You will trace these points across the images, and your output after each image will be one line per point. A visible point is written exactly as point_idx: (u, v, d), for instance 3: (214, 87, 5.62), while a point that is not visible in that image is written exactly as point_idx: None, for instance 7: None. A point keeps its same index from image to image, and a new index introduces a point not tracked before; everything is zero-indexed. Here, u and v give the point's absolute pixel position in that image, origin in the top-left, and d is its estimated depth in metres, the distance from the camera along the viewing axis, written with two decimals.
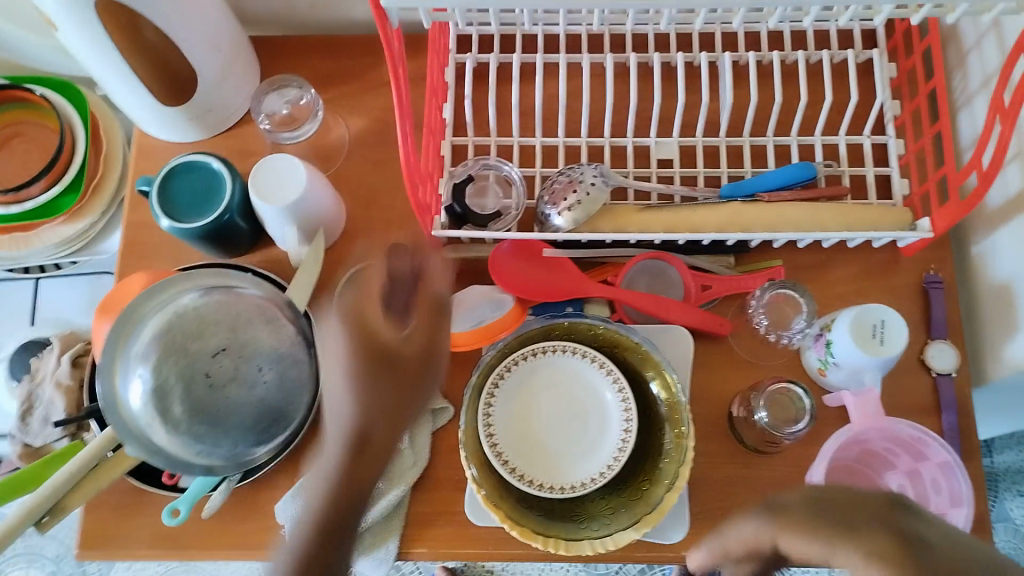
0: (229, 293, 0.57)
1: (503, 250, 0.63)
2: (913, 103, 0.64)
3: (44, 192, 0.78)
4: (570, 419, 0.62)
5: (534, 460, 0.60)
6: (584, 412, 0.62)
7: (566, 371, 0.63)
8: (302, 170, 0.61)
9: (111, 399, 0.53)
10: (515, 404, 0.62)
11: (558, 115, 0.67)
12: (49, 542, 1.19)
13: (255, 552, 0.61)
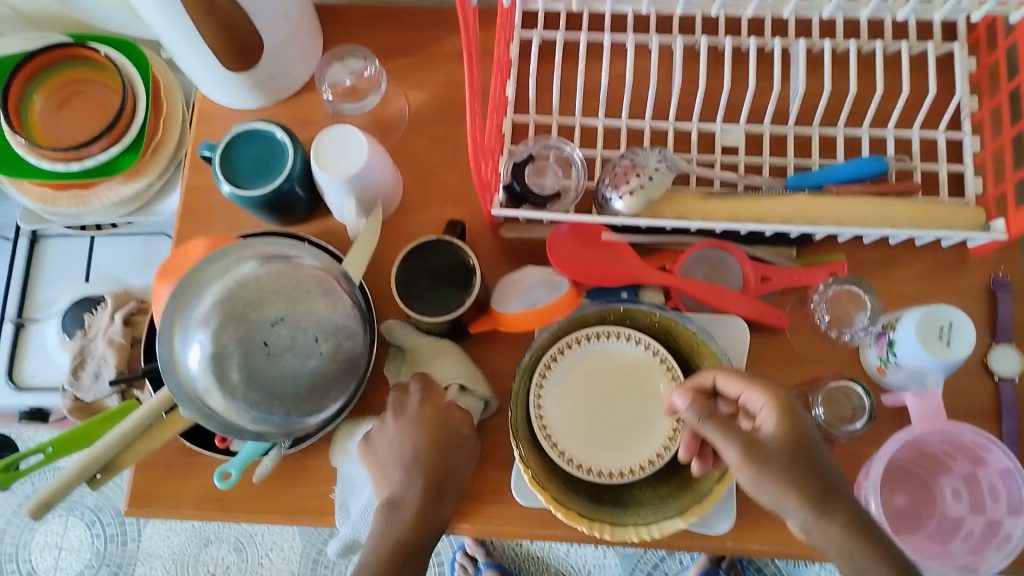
0: (288, 261, 0.57)
1: (561, 232, 0.62)
2: (993, 100, 0.62)
3: (104, 150, 0.77)
4: (614, 397, 0.61)
5: (583, 444, 0.60)
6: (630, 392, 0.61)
7: (618, 356, 0.62)
8: (364, 142, 0.60)
9: (170, 361, 0.54)
10: (566, 387, 0.62)
11: (624, 96, 0.66)
12: (91, 490, 1.22)
13: (302, 519, 0.62)
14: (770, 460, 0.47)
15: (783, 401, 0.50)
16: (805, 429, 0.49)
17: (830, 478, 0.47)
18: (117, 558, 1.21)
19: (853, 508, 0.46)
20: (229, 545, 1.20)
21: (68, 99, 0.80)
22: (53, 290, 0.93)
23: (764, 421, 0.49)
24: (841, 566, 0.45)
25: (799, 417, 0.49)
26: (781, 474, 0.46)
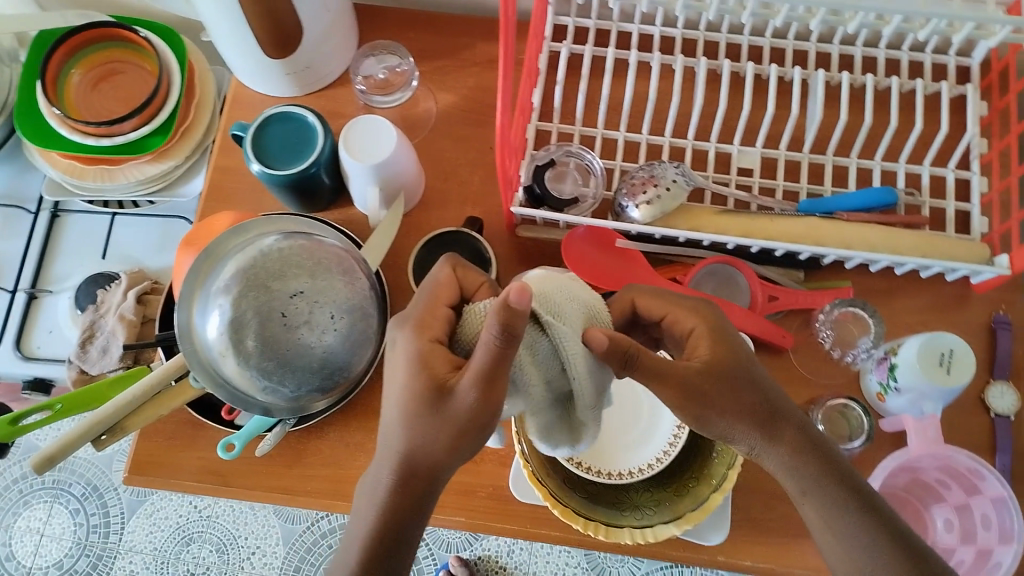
0: (311, 239, 0.59)
1: (578, 234, 0.64)
2: (1002, 143, 0.64)
3: (134, 129, 0.80)
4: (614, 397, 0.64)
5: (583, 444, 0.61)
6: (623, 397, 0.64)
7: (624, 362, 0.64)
8: (393, 132, 0.62)
9: (188, 328, 0.55)
10: None
11: (646, 113, 0.68)
12: (78, 479, 1.22)
13: (299, 498, 0.63)
14: (706, 399, 0.47)
15: (713, 326, 0.49)
16: (732, 353, 0.48)
17: (773, 401, 0.49)
18: (98, 548, 1.20)
19: (799, 428, 0.49)
20: (212, 545, 1.19)
21: (102, 79, 0.83)
22: (68, 265, 0.94)
23: (695, 350, 0.48)
24: (793, 489, 0.49)
25: (728, 346, 0.48)
26: (727, 406, 0.47)
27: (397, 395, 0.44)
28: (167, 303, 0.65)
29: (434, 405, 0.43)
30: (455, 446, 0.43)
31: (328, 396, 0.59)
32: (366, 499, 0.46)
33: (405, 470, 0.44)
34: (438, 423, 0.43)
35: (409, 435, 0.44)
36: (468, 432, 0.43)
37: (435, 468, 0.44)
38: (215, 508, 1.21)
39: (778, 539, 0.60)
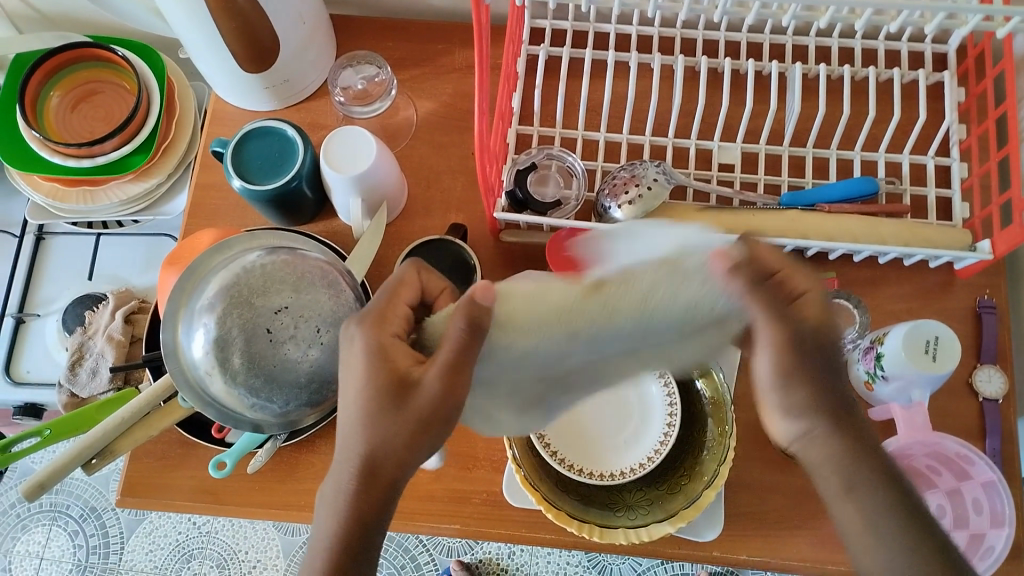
0: (292, 253, 0.59)
1: (562, 237, 0.63)
2: (979, 128, 0.64)
3: (116, 149, 0.80)
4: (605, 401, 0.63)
5: (576, 447, 0.61)
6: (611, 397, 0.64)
7: None
8: (371, 143, 0.62)
9: (173, 348, 0.56)
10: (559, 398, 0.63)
11: (625, 112, 0.68)
12: (76, 500, 1.22)
13: (293, 513, 0.63)
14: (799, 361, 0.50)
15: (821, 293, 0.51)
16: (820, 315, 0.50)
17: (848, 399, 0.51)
18: (98, 569, 1.19)
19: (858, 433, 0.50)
20: (213, 561, 1.19)
21: (81, 99, 0.83)
22: (54, 287, 0.94)
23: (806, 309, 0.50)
24: (837, 485, 0.50)
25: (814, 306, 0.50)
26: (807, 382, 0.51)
27: (355, 391, 0.45)
28: (153, 324, 0.64)
29: (397, 400, 0.44)
30: (412, 440, 0.44)
31: (318, 410, 0.59)
32: (324, 501, 0.46)
33: (366, 469, 0.44)
34: (399, 415, 0.44)
35: (368, 433, 0.44)
36: (420, 433, 0.44)
37: (399, 465, 0.45)
38: (213, 524, 1.21)
39: (772, 533, 0.60)
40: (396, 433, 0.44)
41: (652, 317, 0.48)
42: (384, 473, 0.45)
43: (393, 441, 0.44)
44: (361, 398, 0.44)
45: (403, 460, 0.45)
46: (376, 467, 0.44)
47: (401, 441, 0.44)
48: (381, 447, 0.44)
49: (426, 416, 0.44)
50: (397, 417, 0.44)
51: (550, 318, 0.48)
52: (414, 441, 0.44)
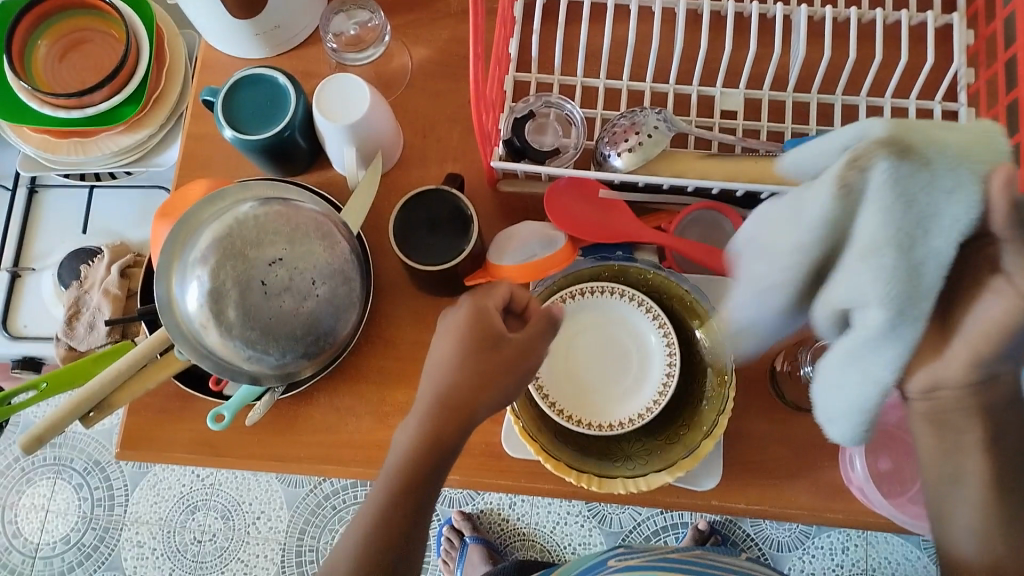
0: (287, 203, 0.58)
1: (560, 186, 0.61)
2: (988, 71, 0.62)
3: (106, 100, 0.78)
4: (607, 352, 0.63)
5: (575, 398, 0.61)
6: (611, 347, 0.63)
7: (613, 313, 0.63)
8: (364, 89, 0.60)
9: (167, 301, 0.55)
10: (557, 347, 0.63)
11: (625, 57, 0.66)
12: (80, 454, 1.23)
13: (293, 465, 0.63)
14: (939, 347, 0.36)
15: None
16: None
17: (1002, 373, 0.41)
18: (104, 521, 1.21)
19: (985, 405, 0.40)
20: (217, 512, 1.20)
21: (70, 48, 0.81)
22: (50, 240, 0.94)
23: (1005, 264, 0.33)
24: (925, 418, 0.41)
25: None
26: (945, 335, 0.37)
27: (444, 343, 0.50)
28: (147, 277, 0.64)
29: (481, 348, 0.49)
30: (463, 423, 0.49)
31: (314, 361, 0.59)
32: (388, 469, 0.50)
33: (441, 410, 0.49)
34: (481, 363, 0.49)
35: (448, 374, 0.49)
36: (471, 411, 0.49)
37: (470, 411, 0.49)
38: (217, 477, 1.21)
39: (771, 482, 0.60)
40: (470, 378, 0.49)
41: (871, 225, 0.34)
42: (454, 411, 0.49)
43: (464, 381, 0.49)
44: (447, 349, 0.49)
45: (474, 404, 0.49)
46: (447, 402, 0.49)
47: (473, 385, 0.49)
48: (455, 387, 0.49)
49: (481, 392, 0.49)
50: (471, 367, 0.49)
51: (895, 230, 0.34)
52: (485, 392, 0.49)
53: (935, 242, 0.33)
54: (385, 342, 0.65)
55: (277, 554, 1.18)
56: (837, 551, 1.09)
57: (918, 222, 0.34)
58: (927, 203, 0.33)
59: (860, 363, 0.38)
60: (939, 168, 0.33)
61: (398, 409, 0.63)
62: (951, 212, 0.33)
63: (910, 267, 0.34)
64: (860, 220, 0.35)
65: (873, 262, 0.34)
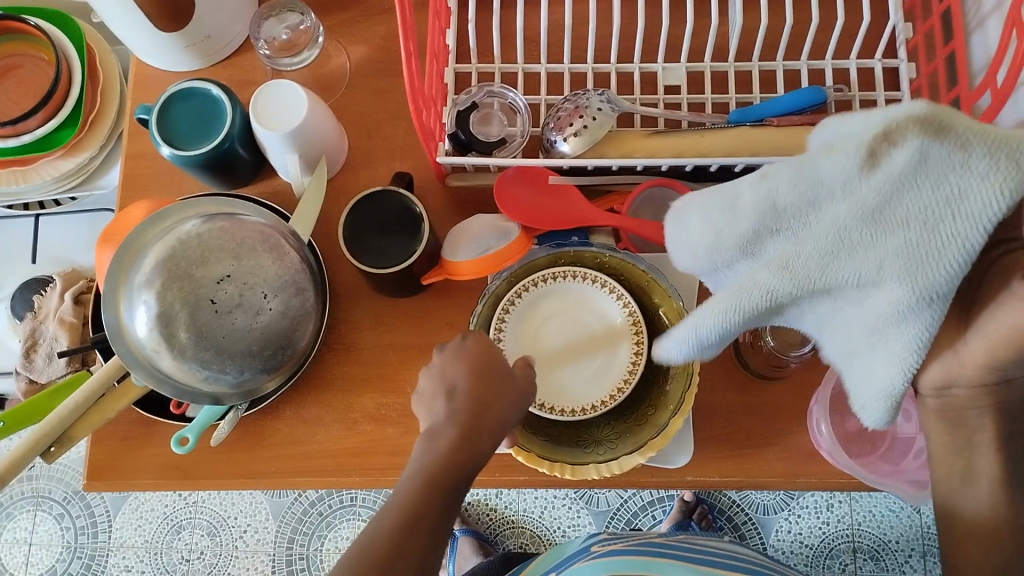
0: (231, 218, 0.57)
1: (508, 177, 0.61)
2: (925, 25, 0.62)
3: (41, 124, 0.76)
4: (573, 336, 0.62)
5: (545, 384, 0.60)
6: (576, 331, 0.62)
7: (574, 295, 0.62)
8: (303, 95, 0.59)
9: (117, 327, 0.54)
10: (523, 334, 0.62)
11: (564, 40, 0.66)
12: (59, 484, 1.21)
13: (264, 481, 0.62)
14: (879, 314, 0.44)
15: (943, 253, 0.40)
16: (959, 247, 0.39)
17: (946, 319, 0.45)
18: (89, 550, 1.19)
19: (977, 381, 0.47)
20: (202, 530, 1.19)
21: (2, 75, 0.78)
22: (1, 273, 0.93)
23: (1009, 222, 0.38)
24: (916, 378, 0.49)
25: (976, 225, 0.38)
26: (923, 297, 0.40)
27: (462, 367, 0.52)
28: (96, 304, 0.62)
29: (502, 373, 0.52)
30: (491, 432, 0.50)
31: (275, 375, 0.58)
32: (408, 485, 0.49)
33: (471, 424, 0.50)
34: (504, 385, 0.52)
35: (476, 391, 0.51)
36: (480, 434, 0.50)
37: (495, 428, 0.51)
38: (199, 494, 1.20)
39: (744, 453, 0.60)
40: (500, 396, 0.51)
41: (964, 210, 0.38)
42: (486, 419, 0.50)
43: (494, 396, 0.51)
44: (469, 373, 0.52)
45: (499, 418, 0.51)
46: (481, 411, 0.50)
47: (502, 400, 0.51)
48: (490, 400, 0.51)
49: (487, 411, 0.50)
50: (494, 390, 0.51)
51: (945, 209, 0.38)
52: (506, 411, 0.51)
53: (959, 225, 0.38)
54: (347, 348, 0.64)
55: (267, 565, 1.17)
56: (822, 509, 1.10)
57: (944, 200, 0.38)
58: (948, 183, 0.38)
59: (882, 345, 0.41)
60: (972, 159, 0.38)
61: (366, 415, 0.63)
62: (983, 197, 0.37)
63: (931, 247, 0.39)
64: (968, 193, 0.38)
65: (894, 244, 0.40)
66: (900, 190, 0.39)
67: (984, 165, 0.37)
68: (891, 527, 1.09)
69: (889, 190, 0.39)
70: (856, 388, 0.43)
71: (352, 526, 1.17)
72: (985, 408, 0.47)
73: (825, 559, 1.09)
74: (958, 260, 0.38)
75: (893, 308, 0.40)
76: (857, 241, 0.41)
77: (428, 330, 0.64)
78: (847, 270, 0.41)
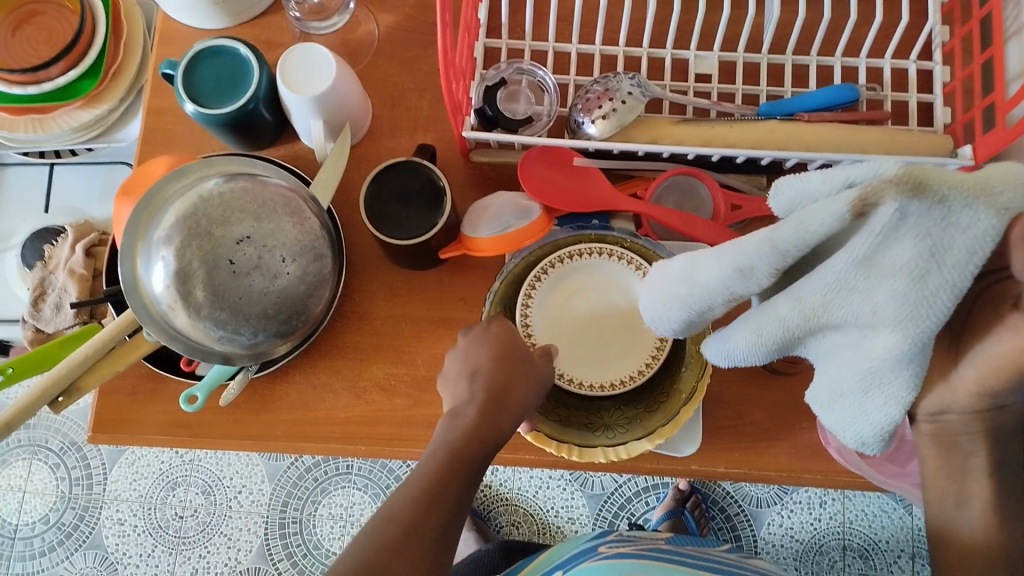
0: (255, 178, 0.57)
1: (532, 156, 0.60)
2: (963, 29, 0.62)
3: (62, 74, 0.75)
4: (597, 310, 0.62)
5: (569, 359, 0.61)
6: (601, 306, 0.62)
7: (599, 271, 0.62)
8: (330, 59, 0.58)
9: (133, 283, 0.53)
10: (549, 305, 0.61)
11: (597, 21, 0.65)
12: (56, 434, 1.21)
13: (271, 443, 0.62)
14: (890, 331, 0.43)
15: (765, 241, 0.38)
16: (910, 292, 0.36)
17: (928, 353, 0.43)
18: (83, 501, 1.20)
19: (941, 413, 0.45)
20: (197, 488, 1.19)
21: (24, 21, 0.78)
22: (12, 220, 0.93)
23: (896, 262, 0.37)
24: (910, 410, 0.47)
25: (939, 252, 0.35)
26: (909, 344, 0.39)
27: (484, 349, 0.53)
28: (111, 258, 0.62)
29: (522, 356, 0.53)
30: (505, 416, 0.51)
31: (288, 340, 0.58)
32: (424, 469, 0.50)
33: (488, 408, 0.51)
34: (522, 368, 0.53)
35: (496, 376, 0.52)
36: (501, 417, 0.51)
37: (509, 415, 0.52)
38: (196, 453, 1.21)
39: (750, 446, 0.61)
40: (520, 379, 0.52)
41: (952, 248, 0.35)
42: (501, 403, 0.51)
43: (514, 380, 0.52)
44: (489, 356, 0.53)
45: (516, 404, 0.52)
46: (497, 395, 0.52)
47: (520, 385, 0.52)
48: (511, 383, 0.52)
49: (506, 395, 0.52)
50: (512, 375, 0.52)
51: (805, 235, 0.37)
52: (525, 397, 0.52)
53: (947, 273, 0.36)
54: (360, 316, 0.64)
55: (259, 527, 1.17)
56: (815, 506, 1.11)
57: (933, 255, 0.35)
58: (942, 236, 0.35)
59: (877, 386, 0.41)
60: (958, 214, 0.35)
61: (375, 384, 0.63)
62: (975, 235, 0.35)
63: (921, 296, 0.36)
64: (956, 230, 0.35)
65: (884, 293, 0.37)
66: (882, 244, 0.36)
67: (966, 215, 0.35)
68: (882, 527, 1.10)
69: (873, 244, 0.36)
70: (843, 423, 0.44)
71: (346, 493, 1.17)
72: (978, 435, 0.44)
73: (815, 555, 1.10)
74: (944, 303, 0.37)
75: (891, 353, 0.39)
76: (853, 288, 0.38)
77: (443, 303, 0.64)
78: (840, 314, 0.39)
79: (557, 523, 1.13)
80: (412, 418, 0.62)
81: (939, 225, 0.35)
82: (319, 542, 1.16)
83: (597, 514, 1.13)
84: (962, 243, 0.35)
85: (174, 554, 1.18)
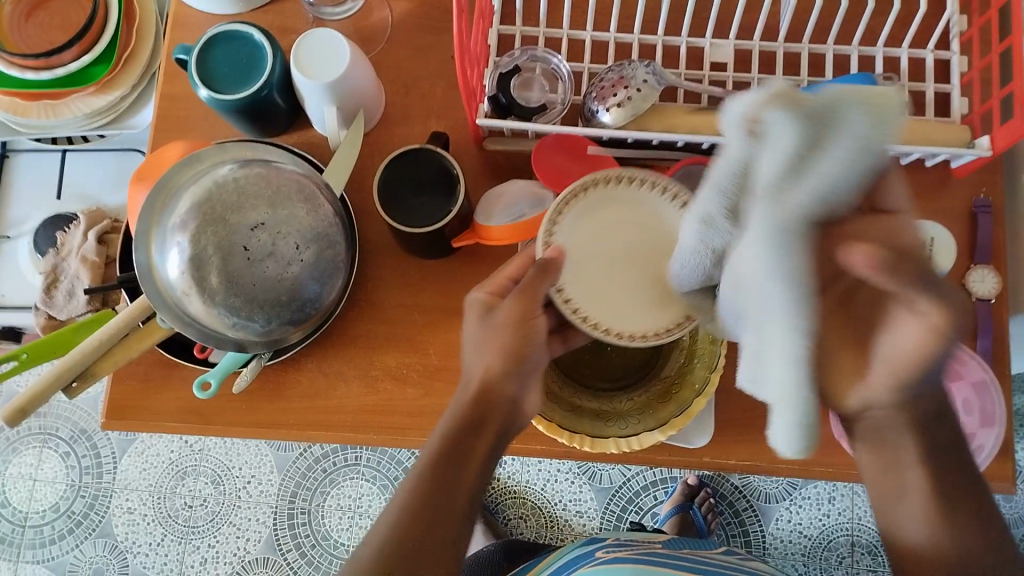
0: (268, 164, 0.56)
1: (547, 144, 0.61)
2: (982, 18, 0.61)
3: (74, 61, 0.75)
4: (633, 252, 0.55)
5: (597, 296, 0.54)
6: (638, 246, 0.55)
7: (643, 207, 0.55)
8: (345, 45, 0.58)
9: (147, 267, 0.53)
10: (583, 232, 0.55)
11: (612, 8, 0.64)
12: (66, 422, 1.22)
13: (283, 432, 0.62)
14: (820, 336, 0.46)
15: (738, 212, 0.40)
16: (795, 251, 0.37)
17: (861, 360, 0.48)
18: (93, 489, 1.20)
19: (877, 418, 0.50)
20: (207, 478, 1.20)
21: (37, 8, 0.78)
22: (24, 207, 0.93)
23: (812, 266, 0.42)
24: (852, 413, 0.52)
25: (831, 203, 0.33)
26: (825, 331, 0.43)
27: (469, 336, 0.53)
28: (125, 244, 0.62)
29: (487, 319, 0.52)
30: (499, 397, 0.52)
31: (302, 327, 0.58)
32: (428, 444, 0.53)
33: (474, 406, 0.52)
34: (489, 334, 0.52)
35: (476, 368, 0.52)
36: (485, 410, 0.52)
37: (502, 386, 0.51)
38: (205, 442, 1.21)
39: (763, 437, 0.60)
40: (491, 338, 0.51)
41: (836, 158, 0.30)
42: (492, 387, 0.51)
43: (491, 347, 0.52)
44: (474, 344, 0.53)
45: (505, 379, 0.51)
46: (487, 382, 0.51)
47: (502, 357, 0.51)
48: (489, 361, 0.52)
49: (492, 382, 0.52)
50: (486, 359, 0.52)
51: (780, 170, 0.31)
52: (505, 362, 0.51)
53: (831, 174, 0.31)
54: (372, 305, 0.64)
55: (268, 517, 1.17)
56: (824, 501, 1.10)
57: (837, 165, 0.30)
58: (833, 158, 0.30)
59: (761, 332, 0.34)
60: (810, 136, 0.31)
61: (387, 372, 0.63)
62: (848, 144, 0.30)
63: (793, 212, 0.31)
64: (829, 144, 0.30)
65: (760, 213, 0.32)
66: (775, 159, 0.32)
67: (851, 122, 0.30)
68: None
69: (784, 152, 0.31)
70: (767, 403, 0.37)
71: (354, 484, 1.17)
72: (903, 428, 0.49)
73: (823, 550, 1.09)
74: (838, 188, 0.31)
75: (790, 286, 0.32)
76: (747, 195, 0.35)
77: (455, 292, 0.64)
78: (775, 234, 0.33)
79: (565, 516, 1.13)
80: (423, 406, 0.62)
81: (815, 140, 0.31)
82: (328, 532, 1.16)
83: (605, 508, 1.13)
84: (839, 148, 0.30)
85: (183, 543, 1.18)
